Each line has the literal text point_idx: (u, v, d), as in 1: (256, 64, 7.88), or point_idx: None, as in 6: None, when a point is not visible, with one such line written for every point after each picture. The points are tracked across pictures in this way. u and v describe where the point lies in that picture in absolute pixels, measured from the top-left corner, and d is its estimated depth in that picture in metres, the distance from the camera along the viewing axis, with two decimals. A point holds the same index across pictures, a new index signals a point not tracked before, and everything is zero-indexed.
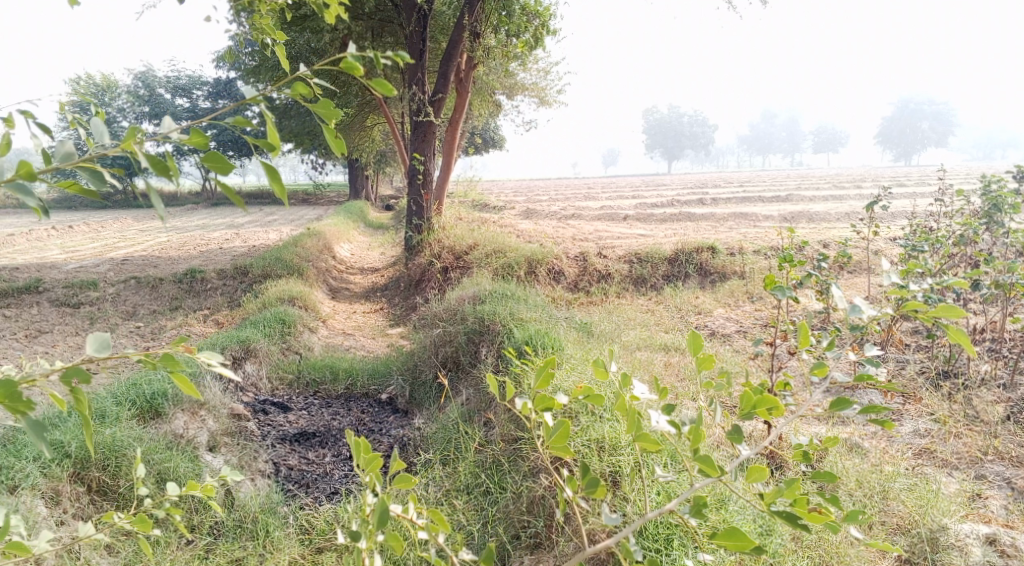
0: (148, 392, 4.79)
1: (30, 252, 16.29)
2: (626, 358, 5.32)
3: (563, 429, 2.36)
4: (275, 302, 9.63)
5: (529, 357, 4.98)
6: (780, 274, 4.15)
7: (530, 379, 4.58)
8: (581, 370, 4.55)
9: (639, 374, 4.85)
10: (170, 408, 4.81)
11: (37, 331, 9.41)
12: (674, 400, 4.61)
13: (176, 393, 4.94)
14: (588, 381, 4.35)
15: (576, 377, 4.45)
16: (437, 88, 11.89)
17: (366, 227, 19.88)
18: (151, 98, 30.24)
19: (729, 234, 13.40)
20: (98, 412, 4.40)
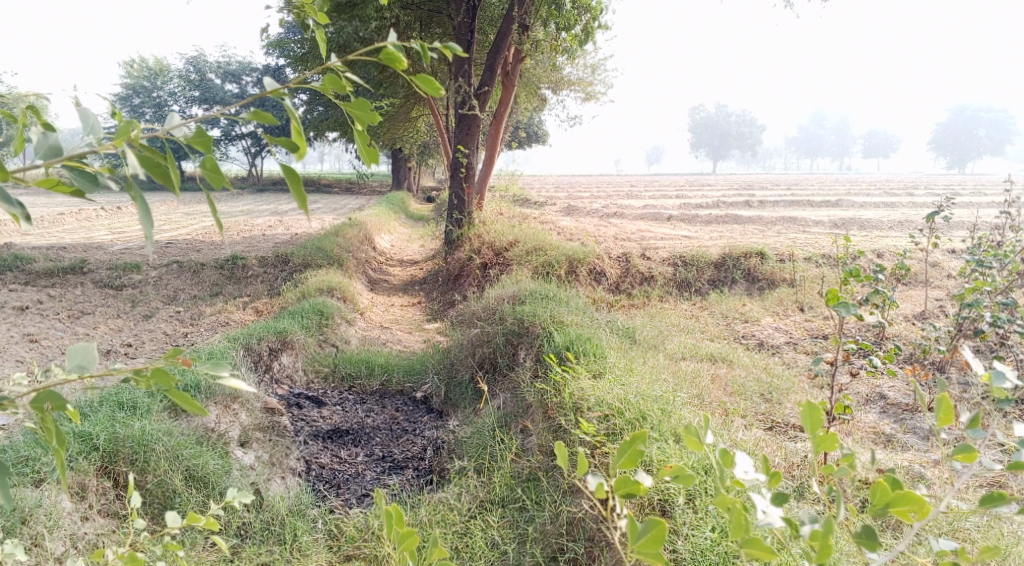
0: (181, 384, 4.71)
1: (79, 231, 16.59)
2: (672, 369, 5.09)
3: (658, 538, 1.86)
4: (313, 293, 9.57)
5: (571, 363, 4.78)
6: (844, 290, 3.88)
7: (570, 386, 4.39)
8: (625, 380, 4.29)
9: (687, 387, 4.62)
10: (203, 400, 4.71)
11: (79, 312, 9.50)
12: (723, 416, 4.36)
13: (210, 385, 4.84)
14: (633, 392, 4.07)
15: (620, 388, 4.19)
16: (483, 81, 11.73)
17: (407, 218, 19.86)
18: (202, 84, 30.69)
19: (777, 240, 13.03)
20: (128, 404, 4.33)
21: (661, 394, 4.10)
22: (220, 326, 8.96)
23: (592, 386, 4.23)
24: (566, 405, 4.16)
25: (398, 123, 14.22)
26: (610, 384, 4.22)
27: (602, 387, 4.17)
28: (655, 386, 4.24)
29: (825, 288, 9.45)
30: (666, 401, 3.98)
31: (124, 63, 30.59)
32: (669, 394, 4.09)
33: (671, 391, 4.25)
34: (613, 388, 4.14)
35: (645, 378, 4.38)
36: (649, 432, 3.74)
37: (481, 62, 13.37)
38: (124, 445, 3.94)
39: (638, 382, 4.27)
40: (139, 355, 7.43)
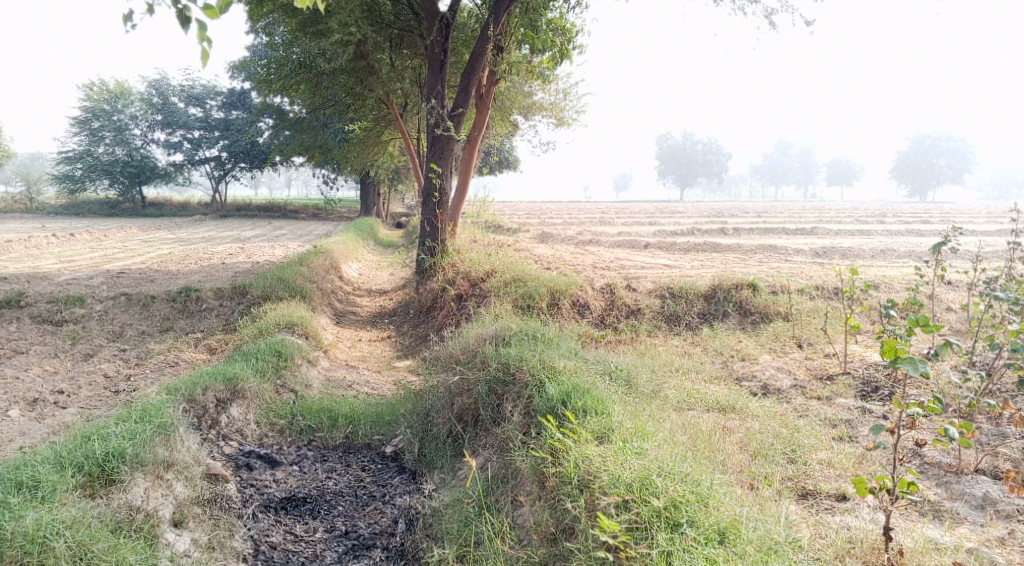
0: (100, 452, 3.98)
1: (24, 260, 15.53)
2: (683, 426, 4.44)
3: None
4: (272, 329, 8.75)
5: (569, 424, 4.10)
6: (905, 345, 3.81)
7: (572, 452, 3.81)
8: (637, 454, 3.72)
9: (705, 457, 3.96)
10: (128, 474, 3.96)
11: (11, 352, 8.59)
12: (756, 497, 3.66)
13: (138, 452, 4.09)
14: (655, 468, 3.60)
15: (635, 463, 3.64)
16: (457, 103, 11.08)
17: (376, 246, 19.06)
18: (165, 108, 29.41)
19: (763, 270, 12.51)
20: (28, 483, 3.74)
21: (686, 472, 3.63)
22: (168, 368, 8.10)
23: (603, 456, 3.71)
24: (572, 485, 3.67)
25: (369, 148, 13.60)
26: (623, 458, 3.69)
27: (616, 461, 3.66)
28: (676, 458, 3.74)
29: (824, 321, 8.87)
30: (696, 485, 3.53)
31: (82, 84, 29.34)
32: (699, 474, 3.61)
33: (696, 463, 3.77)
34: (630, 463, 3.63)
35: (665, 447, 3.84)
36: (686, 531, 3.34)
37: (454, 83, 12.77)
38: (11, 545, 3.43)
39: (656, 452, 3.76)
40: (71, 404, 6.55)
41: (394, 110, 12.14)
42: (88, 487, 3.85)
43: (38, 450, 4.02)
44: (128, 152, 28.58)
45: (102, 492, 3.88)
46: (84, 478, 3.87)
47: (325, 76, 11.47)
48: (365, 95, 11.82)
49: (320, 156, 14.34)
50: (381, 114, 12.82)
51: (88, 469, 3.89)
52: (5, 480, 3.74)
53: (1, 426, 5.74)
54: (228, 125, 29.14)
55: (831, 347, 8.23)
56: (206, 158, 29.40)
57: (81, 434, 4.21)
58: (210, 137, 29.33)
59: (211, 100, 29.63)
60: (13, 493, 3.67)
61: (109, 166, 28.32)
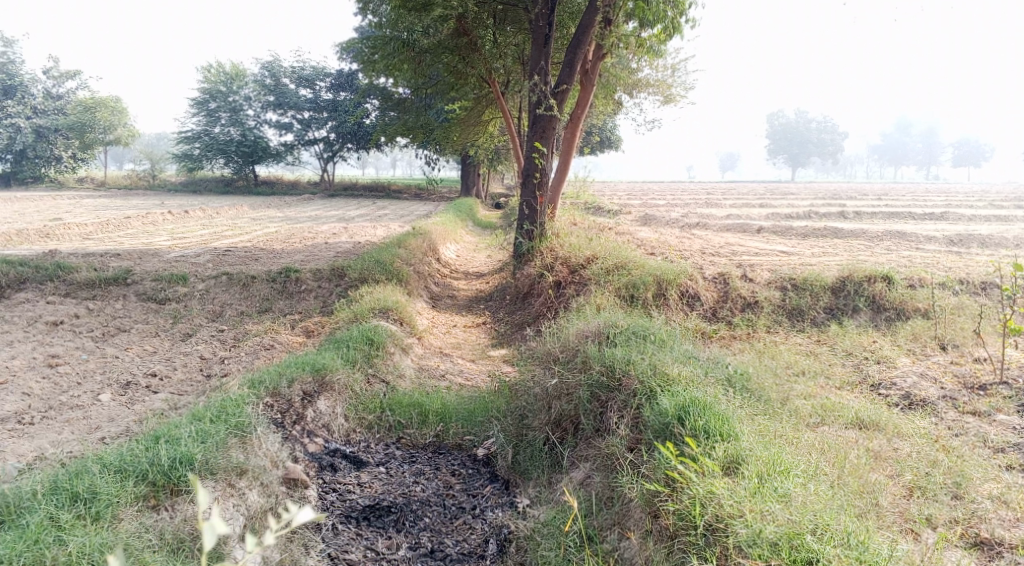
0: (165, 459, 3.78)
1: (140, 236, 16.02)
2: (819, 454, 3.86)
3: None
4: (367, 314, 8.44)
5: (689, 451, 3.60)
6: None
7: (699, 490, 3.35)
8: (775, 503, 3.23)
9: (854, 509, 3.37)
10: (195, 485, 3.72)
11: (116, 330, 8.67)
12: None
13: (207, 458, 3.88)
14: (802, 525, 3.14)
15: (777, 515, 3.17)
16: (560, 78, 10.46)
17: (475, 227, 18.74)
18: (275, 88, 29.96)
19: (894, 259, 11.39)
20: (84, 495, 3.59)
21: (843, 526, 3.17)
22: (262, 352, 7.92)
23: (736, 498, 3.26)
24: (697, 529, 3.27)
25: (470, 127, 13.19)
26: (763, 502, 3.24)
27: (754, 506, 3.22)
28: (829, 506, 3.27)
29: (973, 322, 7.84)
30: (862, 550, 3.06)
31: (200, 67, 30.69)
32: (864, 535, 3.14)
33: (854, 515, 3.30)
34: (772, 509, 3.19)
35: (814, 491, 3.36)
36: None
37: (558, 59, 12.16)
38: None
39: (803, 497, 3.29)
40: (164, 388, 6.42)
41: (495, 88, 11.67)
42: (150, 501, 3.64)
43: (102, 455, 3.89)
44: (241, 132, 29.44)
45: (165, 505, 3.65)
46: (146, 489, 3.66)
47: (428, 53, 11.09)
48: (467, 74, 11.39)
49: (422, 137, 14.05)
50: (482, 92, 12.38)
51: (149, 479, 3.69)
52: (62, 490, 3.63)
53: (91, 411, 5.61)
54: (335, 106, 29.55)
55: (982, 351, 7.23)
56: (315, 138, 30.01)
57: (150, 436, 4.06)
58: (318, 118, 29.84)
59: (320, 81, 29.96)
60: (67, 507, 3.54)
61: (224, 145, 29.21)
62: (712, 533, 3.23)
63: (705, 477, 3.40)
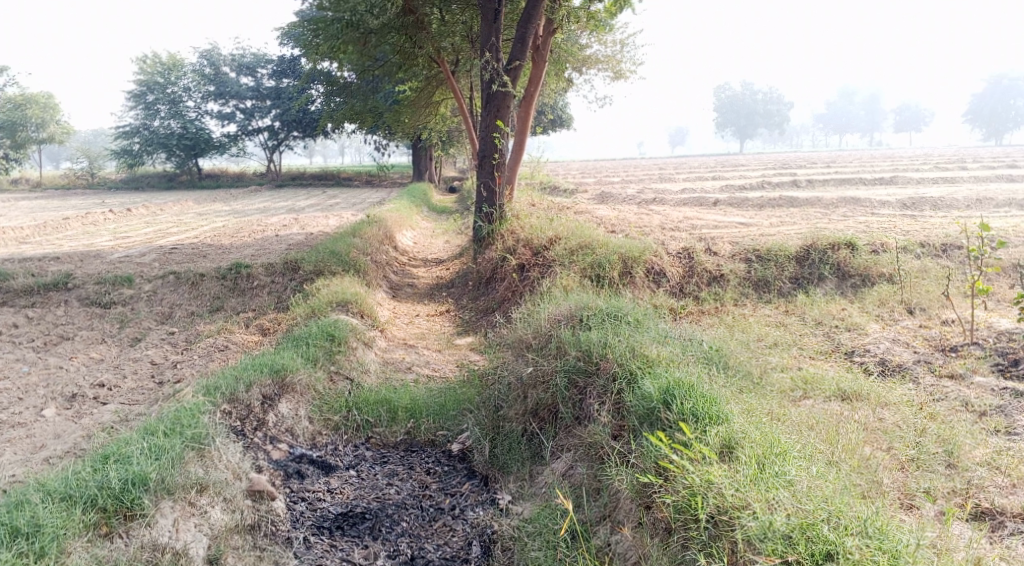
0: (117, 482, 3.61)
1: (81, 238, 15.32)
2: (810, 429, 3.73)
3: None
4: (325, 309, 8.12)
5: (682, 438, 3.48)
6: None
7: (699, 481, 3.23)
8: (779, 490, 3.12)
9: (858, 489, 3.28)
10: (152, 509, 3.59)
11: (58, 338, 8.20)
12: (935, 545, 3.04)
13: (162, 477, 3.73)
14: (814, 513, 3.02)
15: (785, 506, 3.05)
16: (512, 55, 10.18)
17: (431, 212, 18.39)
18: (216, 78, 29.00)
19: (852, 225, 11.42)
20: (26, 529, 3.36)
21: (858, 511, 3.07)
22: (217, 353, 7.56)
23: (736, 488, 3.15)
24: (700, 523, 3.15)
25: (420, 110, 12.84)
26: (767, 490, 3.14)
27: (761, 496, 3.10)
28: (837, 491, 3.17)
29: (937, 284, 7.86)
30: (883, 538, 2.93)
31: (135, 58, 29.55)
32: (877, 518, 3.03)
33: (864, 500, 3.21)
34: (780, 496, 3.09)
35: (817, 474, 3.26)
36: None
37: (508, 37, 11.88)
38: None
39: (808, 483, 3.18)
40: (113, 399, 6.04)
41: (445, 67, 11.35)
42: (100, 530, 3.48)
43: (45, 479, 3.68)
44: (183, 125, 28.49)
45: (118, 533, 3.51)
46: (96, 517, 3.50)
47: (374, 34, 10.54)
48: (415, 56, 11.12)
49: (371, 122, 13.63)
50: (432, 72, 12.04)
51: (100, 507, 3.52)
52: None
53: (33, 428, 5.23)
54: (279, 94, 28.77)
55: (949, 314, 7.23)
56: (260, 128, 29.21)
57: (98, 455, 3.85)
58: (262, 107, 29.03)
59: (262, 69, 29.06)
60: (7, 545, 3.29)
61: (165, 139, 28.22)
62: (715, 527, 3.12)
63: (699, 467, 3.30)
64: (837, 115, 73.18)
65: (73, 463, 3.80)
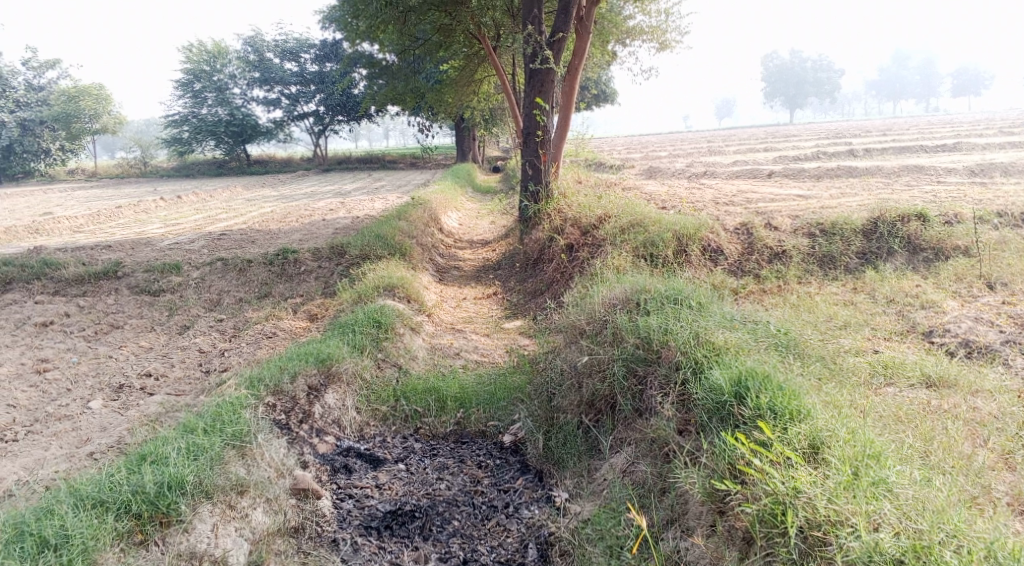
0: (151, 487, 3.55)
1: (132, 226, 15.44)
2: (896, 422, 3.69)
3: None
4: (371, 294, 7.93)
5: (761, 438, 3.41)
6: None
7: (784, 488, 3.20)
8: (883, 502, 3.09)
9: (966, 496, 3.24)
10: (188, 514, 3.53)
11: (109, 327, 8.19)
12: None
13: (199, 480, 3.67)
14: (923, 527, 3.00)
15: (892, 522, 3.02)
16: (555, 26, 9.80)
17: (476, 193, 18.12)
18: (260, 64, 29.07)
19: (919, 195, 10.82)
20: (54, 539, 3.33)
21: (979, 532, 3.02)
22: (265, 341, 7.43)
23: (830, 498, 3.11)
24: (789, 532, 3.11)
25: (463, 87, 12.53)
26: (866, 501, 3.09)
27: (861, 509, 3.06)
28: (944, 502, 3.13)
29: (1019, 257, 7.33)
30: None
31: (181, 47, 29.78)
32: (993, 533, 3.01)
33: (979, 514, 3.16)
34: (884, 511, 3.06)
35: (916, 480, 3.22)
36: None
37: (549, 9, 11.49)
38: None
39: (911, 492, 3.14)
40: (160, 389, 5.94)
41: (487, 42, 11.00)
42: (131, 538, 3.42)
43: (79, 483, 3.63)
44: (230, 111, 28.68)
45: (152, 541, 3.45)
46: (129, 523, 3.45)
47: (412, 12, 10.35)
48: (454, 31, 10.81)
49: (414, 101, 13.38)
50: (474, 49, 11.71)
51: (132, 512, 3.47)
52: (28, 535, 3.34)
53: (80, 421, 5.12)
54: (323, 78, 28.74)
55: None
56: (306, 113, 29.24)
57: (135, 455, 3.81)
58: (306, 92, 29.05)
59: (304, 53, 29.03)
60: (34, 557, 3.25)
61: (213, 126, 28.47)
62: (804, 541, 3.09)
63: (784, 472, 3.25)
64: (893, 81, 70.55)
65: (108, 466, 3.76)
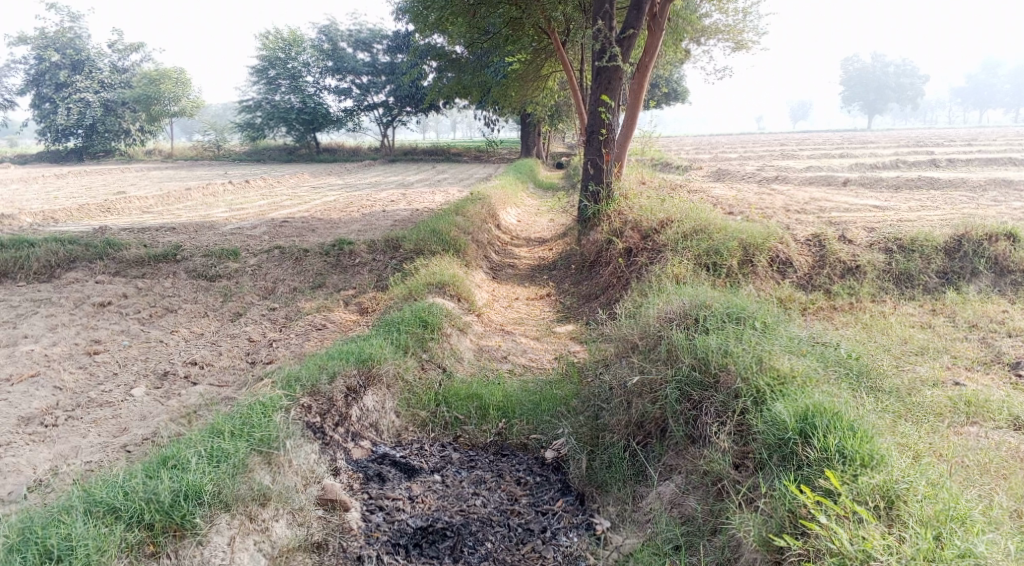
0: (166, 496, 3.53)
1: (199, 209, 15.69)
2: (979, 476, 3.42)
3: None
4: (422, 290, 7.76)
5: (826, 488, 3.20)
6: None
7: (851, 549, 2.97)
8: None
9: None
10: (202, 526, 3.50)
11: (163, 310, 8.24)
12: None
13: (217, 490, 3.63)
14: None
15: None
16: (627, 22, 9.48)
17: (537, 189, 17.87)
18: (333, 53, 29.36)
19: (1008, 212, 10.11)
20: (60, 548, 3.31)
21: None
22: (314, 333, 7.35)
23: None
24: None
25: (529, 82, 12.28)
26: None
27: None
28: None
29: None
30: None
31: (258, 34, 30.29)
32: None
33: None
34: None
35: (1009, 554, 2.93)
36: None
37: (622, 4, 11.15)
38: None
39: None
40: (203, 379, 5.89)
41: (555, 37, 10.71)
42: (138, 550, 3.39)
43: (94, 487, 3.62)
44: (301, 99, 29.08)
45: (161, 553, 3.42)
46: (139, 532, 3.43)
47: (483, 5, 10.24)
48: (523, 24, 10.59)
49: (479, 95, 13.19)
50: (542, 43, 11.45)
51: (142, 522, 3.46)
52: (34, 544, 3.33)
53: (121, 408, 5.09)
54: (393, 69, 28.86)
55: None
56: (375, 103, 29.43)
57: (156, 459, 3.80)
58: (377, 82, 29.21)
59: (376, 43, 29.19)
60: None
61: (284, 113, 28.89)
62: None
63: (852, 533, 3.01)
64: (981, 89, 67.35)
65: (124, 471, 3.76)
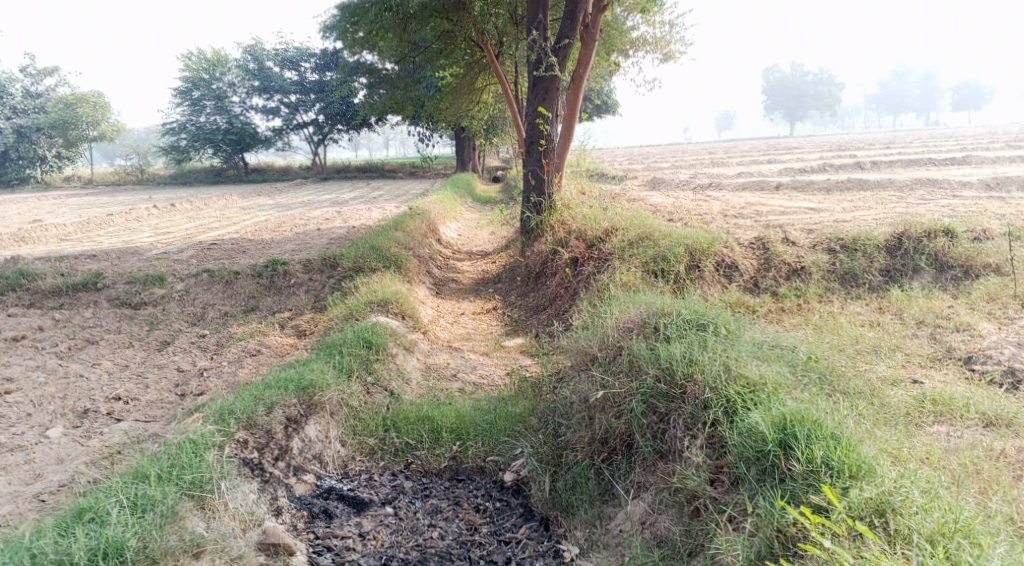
0: (80, 556, 3.17)
1: (121, 234, 14.92)
2: (960, 475, 3.35)
3: None
4: (363, 309, 7.42)
5: (816, 504, 3.04)
6: None
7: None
8: None
9: None
10: None
11: (83, 342, 7.68)
12: None
13: (139, 545, 3.27)
14: None
15: None
16: (562, 32, 9.34)
17: (475, 203, 17.63)
18: (260, 72, 28.63)
19: (938, 209, 10.33)
20: None
21: None
22: (248, 359, 6.92)
23: None
24: None
25: (463, 96, 12.05)
26: None
27: None
28: None
29: None
30: None
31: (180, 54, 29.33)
32: None
33: None
34: None
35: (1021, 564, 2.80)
36: None
37: (555, 15, 11.06)
38: None
39: None
40: (128, 415, 5.43)
41: (490, 49, 10.53)
42: None
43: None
44: (228, 120, 28.29)
45: None
46: None
47: (413, 19, 9.91)
48: (456, 36, 10.37)
49: (413, 110, 12.89)
50: (475, 58, 11.27)
51: None
52: None
53: (34, 453, 4.61)
54: (323, 87, 28.28)
55: None
56: (305, 122, 28.83)
57: (72, 511, 3.43)
58: (306, 101, 28.60)
59: (304, 62, 28.60)
60: None
61: (211, 134, 27.99)
62: None
63: (856, 554, 2.83)
64: (894, 95, 70.32)
65: (33, 529, 3.40)
